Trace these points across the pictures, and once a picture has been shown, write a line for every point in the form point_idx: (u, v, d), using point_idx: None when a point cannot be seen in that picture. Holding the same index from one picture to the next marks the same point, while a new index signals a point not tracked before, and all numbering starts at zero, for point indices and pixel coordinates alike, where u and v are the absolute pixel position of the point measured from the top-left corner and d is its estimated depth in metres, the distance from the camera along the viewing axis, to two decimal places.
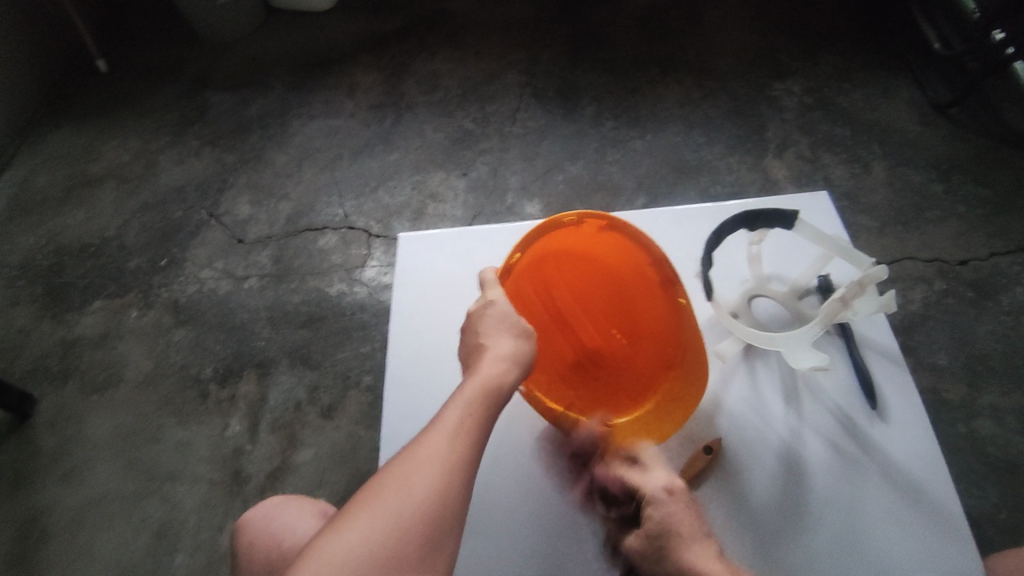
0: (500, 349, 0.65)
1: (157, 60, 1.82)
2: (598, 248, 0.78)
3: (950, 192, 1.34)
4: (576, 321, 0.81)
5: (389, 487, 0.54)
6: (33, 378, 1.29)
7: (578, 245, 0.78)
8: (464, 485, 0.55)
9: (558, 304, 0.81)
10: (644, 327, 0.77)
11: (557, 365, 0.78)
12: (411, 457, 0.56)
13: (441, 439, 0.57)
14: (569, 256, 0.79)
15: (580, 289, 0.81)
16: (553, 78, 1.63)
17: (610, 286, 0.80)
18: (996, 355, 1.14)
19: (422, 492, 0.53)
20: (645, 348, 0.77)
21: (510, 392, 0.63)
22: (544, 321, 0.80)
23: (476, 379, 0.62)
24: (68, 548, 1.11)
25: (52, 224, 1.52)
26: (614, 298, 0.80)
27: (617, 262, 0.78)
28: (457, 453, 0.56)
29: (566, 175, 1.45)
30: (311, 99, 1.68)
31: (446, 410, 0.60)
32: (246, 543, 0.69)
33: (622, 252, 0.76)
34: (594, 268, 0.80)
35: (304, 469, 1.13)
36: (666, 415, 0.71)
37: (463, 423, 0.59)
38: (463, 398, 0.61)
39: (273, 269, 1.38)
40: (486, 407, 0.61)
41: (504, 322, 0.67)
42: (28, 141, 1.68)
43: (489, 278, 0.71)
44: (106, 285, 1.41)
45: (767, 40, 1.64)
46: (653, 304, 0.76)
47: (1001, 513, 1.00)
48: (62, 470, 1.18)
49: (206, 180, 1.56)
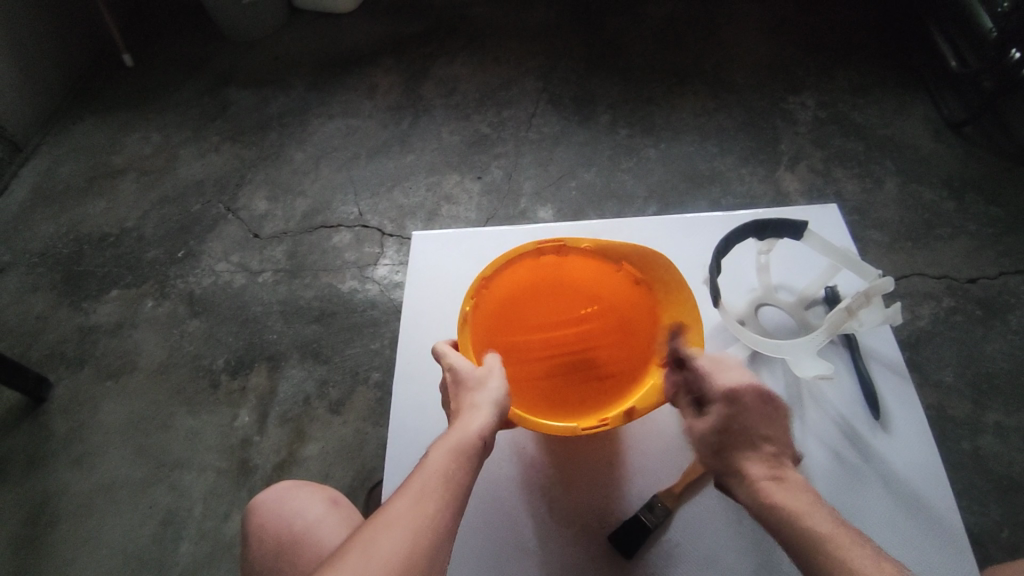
0: (484, 394, 0.62)
1: (182, 56, 1.86)
2: (506, 290, 0.76)
3: (961, 210, 1.34)
4: (551, 340, 0.79)
5: (353, 552, 0.51)
6: (49, 363, 1.32)
7: (489, 309, 0.74)
8: (433, 547, 0.52)
9: (526, 340, 0.78)
10: (591, 285, 0.79)
11: (579, 384, 0.75)
12: (376, 523, 0.54)
13: (407, 500, 0.55)
14: (506, 307, 0.77)
15: (530, 316, 0.79)
16: (570, 85, 1.65)
17: (540, 294, 0.80)
18: (1002, 374, 1.14)
19: (384, 558, 0.50)
20: (615, 298, 0.78)
21: (481, 443, 0.60)
22: (525, 358, 0.77)
23: (447, 439, 0.60)
24: (77, 531, 1.13)
25: (73, 213, 1.55)
26: (549, 299, 0.80)
27: (518, 280, 0.77)
28: (425, 517, 0.54)
29: (579, 182, 1.47)
30: (331, 99, 1.71)
31: (417, 472, 0.58)
32: (256, 525, 0.70)
33: (510, 276, 0.75)
34: (514, 298, 0.78)
35: (312, 462, 1.15)
36: (681, 321, 0.69)
37: (433, 482, 0.57)
38: (433, 459, 0.59)
39: (287, 264, 1.41)
40: (460, 465, 0.58)
41: (473, 377, 0.64)
42: (54, 131, 1.72)
43: (437, 350, 0.67)
44: (123, 274, 1.44)
45: (784, 53, 1.65)
46: (580, 266, 0.78)
47: (1003, 531, 1.00)
48: (74, 454, 1.20)
49: (224, 175, 1.59)
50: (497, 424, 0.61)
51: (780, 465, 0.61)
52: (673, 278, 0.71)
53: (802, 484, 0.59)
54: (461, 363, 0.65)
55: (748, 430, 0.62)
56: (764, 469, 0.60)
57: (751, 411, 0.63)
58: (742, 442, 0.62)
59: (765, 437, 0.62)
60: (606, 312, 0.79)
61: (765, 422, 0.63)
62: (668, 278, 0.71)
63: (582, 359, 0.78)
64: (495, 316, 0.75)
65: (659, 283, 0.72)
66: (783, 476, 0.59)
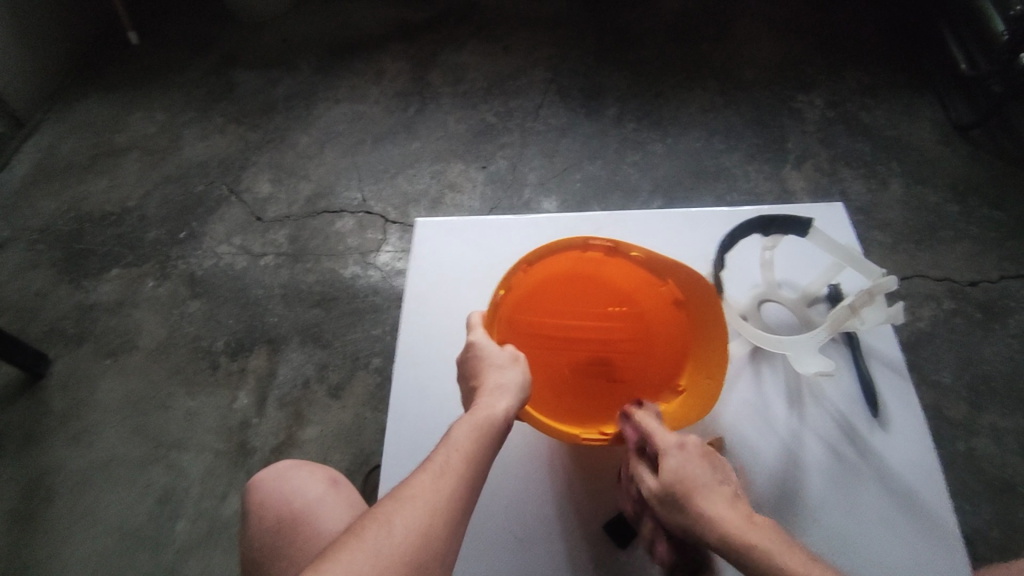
0: (506, 378, 0.62)
1: (188, 36, 1.85)
2: (547, 276, 0.73)
3: (965, 214, 1.34)
4: (569, 331, 0.73)
5: (370, 528, 0.51)
6: (49, 340, 1.32)
7: (526, 292, 0.73)
8: (449, 530, 0.52)
9: (545, 329, 0.73)
10: (624, 283, 0.74)
11: (587, 384, 0.72)
12: (395, 498, 0.54)
13: (428, 480, 0.55)
14: (530, 292, 0.73)
15: (555, 301, 0.74)
16: (578, 77, 1.65)
17: (571, 282, 0.74)
18: (1000, 378, 1.14)
19: (401, 535, 0.51)
20: (645, 303, 0.73)
21: (502, 426, 0.60)
22: (540, 348, 0.73)
23: (470, 418, 0.60)
24: (74, 506, 1.13)
25: (75, 191, 1.55)
26: (578, 290, 0.74)
27: (561, 267, 0.74)
28: (444, 497, 0.54)
29: (584, 174, 1.47)
30: (337, 83, 1.70)
31: (437, 451, 0.58)
32: (255, 502, 0.70)
33: (558, 263, 0.73)
34: (551, 280, 0.74)
35: (309, 445, 1.15)
36: (710, 356, 0.69)
37: (453, 461, 0.57)
38: (455, 437, 0.58)
39: (289, 248, 1.41)
40: (482, 447, 0.58)
41: (495, 357, 0.64)
42: (57, 108, 1.71)
43: (472, 318, 0.70)
44: (124, 254, 1.44)
45: (794, 51, 1.64)
46: (624, 268, 0.73)
47: (995, 533, 1.00)
48: (72, 431, 1.21)
49: (228, 157, 1.58)
50: (518, 409, 0.61)
51: (743, 504, 0.57)
52: (715, 311, 0.68)
53: (769, 523, 0.55)
54: (484, 343, 0.66)
55: (698, 480, 0.57)
56: (730, 510, 0.56)
57: (698, 459, 0.59)
58: (696, 493, 0.57)
59: (721, 479, 0.59)
60: (635, 315, 0.73)
61: (717, 469, 0.60)
62: (708, 306, 0.69)
63: (597, 355, 0.73)
64: (524, 300, 0.73)
65: (699, 309, 0.69)
66: (748, 514, 0.56)
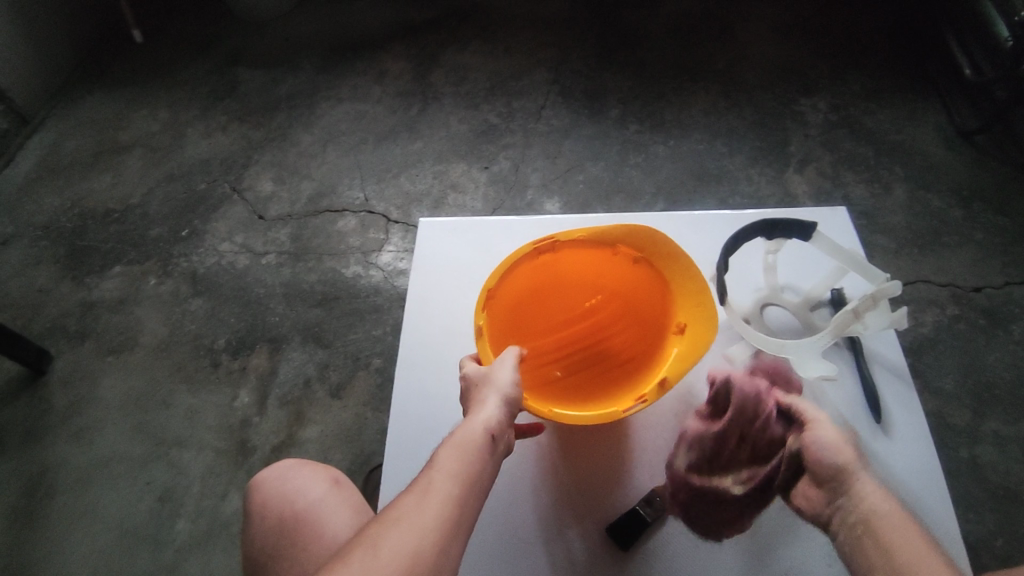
0: (487, 390, 0.62)
1: (192, 33, 1.85)
2: (515, 300, 0.76)
3: (969, 219, 1.34)
4: (561, 339, 0.78)
5: (356, 551, 0.51)
6: (50, 336, 1.32)
7: (505, 319, 0.74)
8: (442, 542, 0.52)
9: (541, 346, 0.77)
10: (586, 275, 0.79)
11: (602, 376, 0.74)
12: (382, 521, 0.53)
13: (413, 501, 0.54)
14: (510, 316, 0.75)
15: (536, 315, 0.78)
16: (581, 78, 1.64)
17: (538, 296, 0.78)
18: (1003, 384, 1.14)
19: (387, 555, 0.49)
20: (613, 281, 0.79)
21: (487, 438, 0.59)
22: (545, 360, 0.76)
23: (452, 439, 0.60)
24: (74, 504, 1.13)
25: (78, 188, 1.55)
26: (547, 299, 0.79)
27: (524, 289, 0.76)
28: (431, 515, 0.53)
29: (587, 176, 1.47)
30: (340, 82, 1.70)
31: (424, 474, 0.58)
32: (257, 502, 0.70)
33: (519, 285, 0.75)
34: (520, 301, 0.76)
35: (309, 445, 1.15)
36: (686, 281, 0.71)
37: (438, 479, 0.56)
38: (439, 458, 0.58)
39: (291, 247, 1.41)
40: (468, 462, 0.57)
41: (474, 379, 0.65)
42: (60, 104, 1.71)
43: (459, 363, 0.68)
44: (127, 251, 1.44)
45: (798, 54, 1.64)
46: (570, 259, 0.77)
47: (996, 540, 1.00)
48: (73, 429, 1.20)
49: (231, 155, 1.58)
50: (504, 415, 0.61)
51: None
52: (661, 241, 0.72)
53: None
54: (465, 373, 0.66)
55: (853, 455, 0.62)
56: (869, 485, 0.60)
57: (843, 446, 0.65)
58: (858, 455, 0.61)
59: None
60: (609, 298, 0.79)
61: None
62: (659, 245, 0.72)
63: (596, 347, 0.77)
64: (507, 326, 0.75)
65: (659, 256, 0.73)
66: None
